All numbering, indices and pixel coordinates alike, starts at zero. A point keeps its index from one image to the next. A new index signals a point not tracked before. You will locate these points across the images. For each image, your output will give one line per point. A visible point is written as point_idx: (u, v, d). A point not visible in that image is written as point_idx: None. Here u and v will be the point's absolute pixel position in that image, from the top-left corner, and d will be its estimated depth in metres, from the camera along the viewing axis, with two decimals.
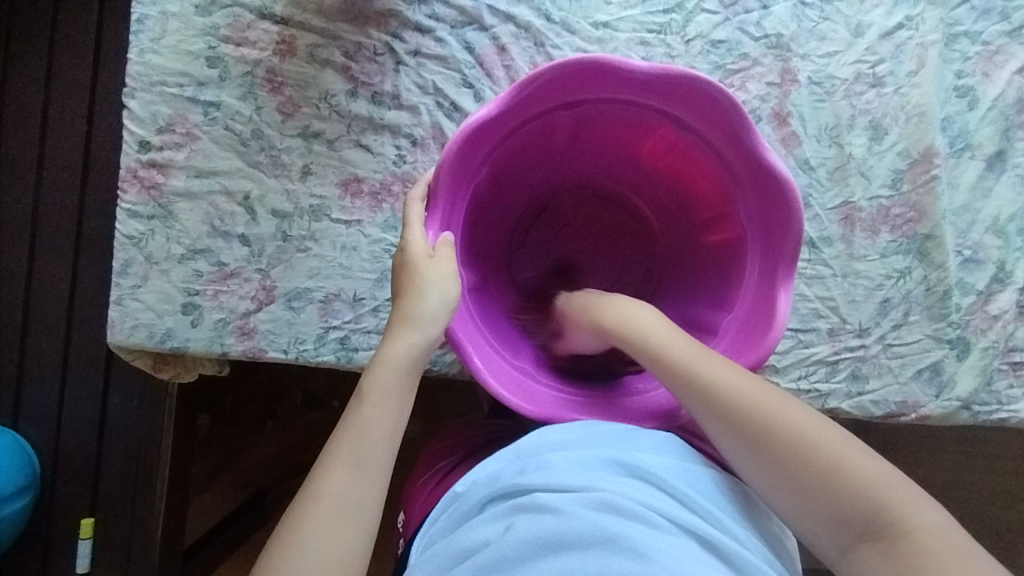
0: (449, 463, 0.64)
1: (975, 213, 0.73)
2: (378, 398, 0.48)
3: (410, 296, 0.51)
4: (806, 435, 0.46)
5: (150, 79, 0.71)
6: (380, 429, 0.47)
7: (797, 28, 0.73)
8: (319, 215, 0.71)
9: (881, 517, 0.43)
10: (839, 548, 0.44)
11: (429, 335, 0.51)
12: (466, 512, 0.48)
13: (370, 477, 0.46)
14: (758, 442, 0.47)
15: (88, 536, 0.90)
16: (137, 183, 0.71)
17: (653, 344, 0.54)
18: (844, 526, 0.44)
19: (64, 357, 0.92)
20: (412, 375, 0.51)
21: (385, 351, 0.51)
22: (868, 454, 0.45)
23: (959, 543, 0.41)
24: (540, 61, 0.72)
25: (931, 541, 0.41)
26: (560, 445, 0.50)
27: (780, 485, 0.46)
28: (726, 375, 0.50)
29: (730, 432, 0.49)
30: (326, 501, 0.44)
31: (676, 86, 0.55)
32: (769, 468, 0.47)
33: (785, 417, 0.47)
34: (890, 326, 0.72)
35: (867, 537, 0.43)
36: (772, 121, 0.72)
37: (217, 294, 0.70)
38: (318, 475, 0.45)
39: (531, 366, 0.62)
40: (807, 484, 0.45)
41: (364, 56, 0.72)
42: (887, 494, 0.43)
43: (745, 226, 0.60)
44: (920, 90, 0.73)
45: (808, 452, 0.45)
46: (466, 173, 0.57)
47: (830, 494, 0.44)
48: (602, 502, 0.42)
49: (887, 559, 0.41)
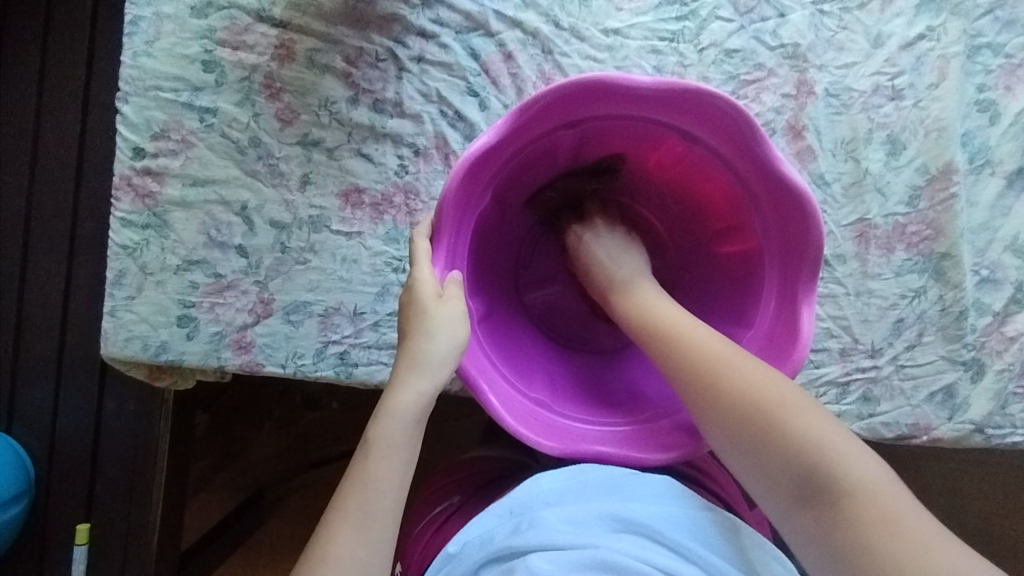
0: (447, 507, 0.64)
1: (994, 231, 0.71)
2: (385, 450, 0.46)
3: (419, 339, 0.49)
4: (751, 393, 0.47)
5: (144, 84, 0.69)
6: (388, 483, 0.46)
7: (814, 37, 0.71)
8: (319, 226, 0.69)
9: (813, 478, 0.42)
10: (780, 510, 0.44)
11: (439, 379, 0.49)
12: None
13: (376, 533, 0.44)
14: (710, 402, 0.48)
15: (83, 543, 0.88)
16: (131, 191, 0.69)
17: (634, 306, 0.57)
18: (781, 488, 0.44)
19: (58, 362, 0.91)
20: (421, 421, 0.48)
21: (392, 399, 0.48)
22: (816, 415, 0.45)
23: (892, 503, 0.40)
24: (548, 69, 0.70)
25: (859, 500, 0.40)
26: (554, 498, 0.49)
27: (728, 445, 0.47)
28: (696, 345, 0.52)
29: (690, 391, 0.50)
30: (334, 563, 0.43)
31: (684, 100, 0.53)
32: (720, 428, 0.48)
33: (737, 375, 0.48)
34: (904, 347, 0.70)
35: (801, 500, 0.43)
36: (786, 134, 0.70)
37: (213, 306, 0.69)
38: (324, 535, 0.44)
39: (548, 395, 0.60)
40: (750, 443, 0.46)
41: (365, 62, 0.69)
42: (822, 454, 0.43)
43: (761, 238, 0.58)
44: (941, 104, 0.70)
45: (753, 412, 0.46)
46: (472, 196, 0.55)
47: (769, 454, 0.45)
48: (596, 563, 0.41)
49: (818, 522, 0.42)
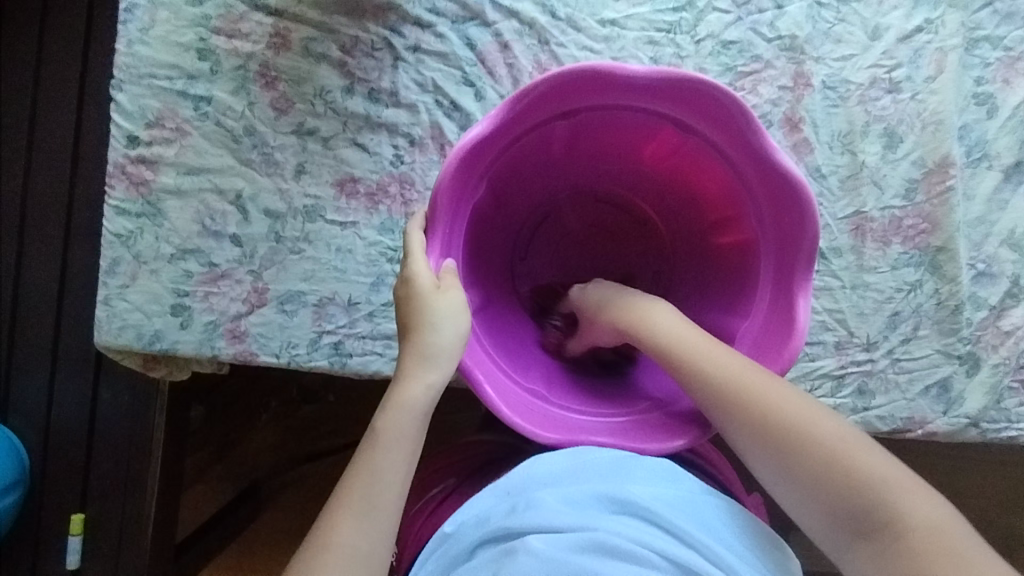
0: (441, 491, 0.64)
1: (990, 225, 0.71)
2: (392, 442, 0.45)
3: (425, 333, 0.48)
4: (808, 428, 0.45)
5: (139, 72, 0.69)
6: (393, 474, 0.44)
7: (811, 29, 0.70)
8: (314, 216, 0.69)
9: (879, 515, 0.41)
10: (838, 545, 0.43)
11: (446, 373, 0.48)
12: (456, 557, 0.46)
13: (380, 523, 0.43)
14: (761, 438, 0.46)
15: (78, 533, 0.88)
16: (125, 179, 0.69)
17: (663, 339, 0.52)
18: (840, 523, 0.43)
19: (53, 351, 0.90)
20: (429, 416, 0.47)
21: (400, 391, 0.47)
22: (873, 449, 0.44)
23: (960, 539, 0.40)
24: (544, 59, 0.70)
25: (927, 537, 0.40)
26: (550, 479, 0.49)
27: (782, 481, 0.45)
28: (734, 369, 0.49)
29: (737, 427, 0.47)
30: (334, 552, 0.41)
31: (677, 90, 0.52)
32: (771, 464, 0.46)
33: (782, 409, 0.46)
34: (899, 340, 0.70)
35: (864, 536, 0.42)
36: (783, 126, 0.70)
37: (207, 295, 0.68)
38: (326, 523, 0.43)
39: (543, 386, 0.60)
40: (809, 481, 0.44)
41: (361, 51, 0.69)
42: (887, 490, 0.42)
43: (756, 230, 0.58)
44: (938, 97, 0.70)
45: (811, 447, 0.44)
46: (467, 186, 0.55)
47: (831, 490, 0.43)
48: (594, 545, 0.41)
49: (886, 560, 0.41)
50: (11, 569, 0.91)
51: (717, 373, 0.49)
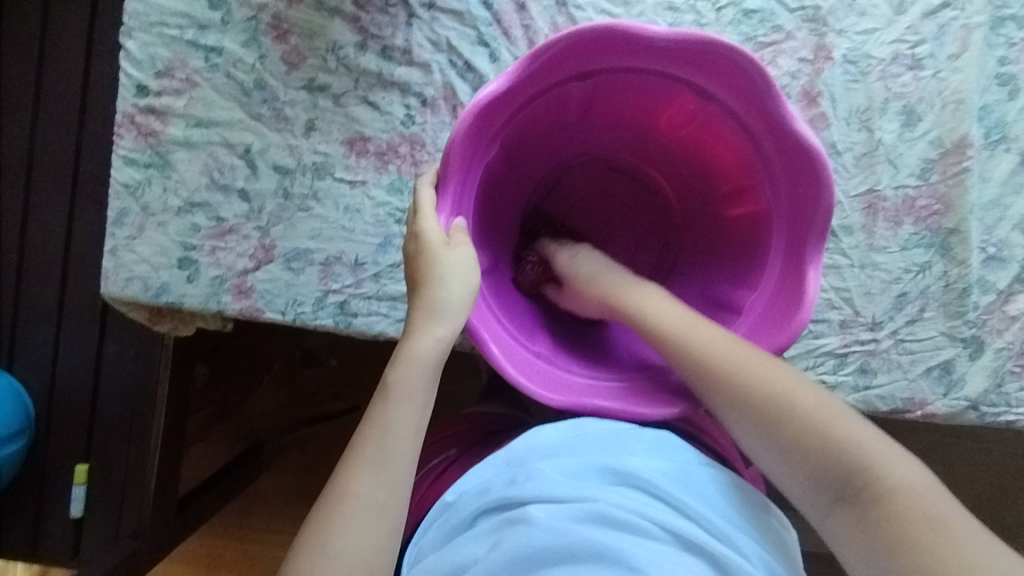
0: (444, 459, 0.65)
1: (1004, 209, 0.70)
2: (404, 396, 0.45)
3: (433, 287, 0.48)
4: (784, 396, 0.45)
5: (149, 20, 0.68)
6: (406, 425, 0.44)
7: (836, 1, 0.69)
8: (322, 173, 0.68)
9: (853, 479, 0.41)
10: (819, 511, 0.43)
11: (456, 326, 0.48)
12: (457, 524, 0.46)
13: (394, 473, 0.43)
14: (735, 405, 0.47)
15: (83, 482, 0.90)
16: (134, 129, 0.68)
17: (647, 314, 0.54)
18: (819, 490, 0.42)
19: (60, 302, 0.91)
20: (439, 370, 0.47)
21: (409, 346, 0.47)
22: (850, 414, 0.43)
23: (938, 503, 0.38)
24: (561, 22, 0.68)
25: (900, 498, 0.39)
26: (551, 451, 0.49)
27: (764, 450, 0.45)
28: (714, 341, 0.50)
29: (717, 397, 0.48)
30: (351, 503, 0.41)
31: (699, 54, 0.52)
32: (750, 431, 0.46)
33: (758, 379, 0.46)
34: (904, 321, 0.70)
35: (842, 500, 0.41)
36: (801, 100, 0.69)
37: (214, 250, 0.68)
38: (342, 475, 0.42)
39: (549, 350, 0.60)
40: (782, 446, 0.44)
41: (375, 6, 0.68)
42: (863, 453, 0.41)
43: (770, 202, 0.57)
44: (960, 76, 0.69)
45: (783, 413, 0.44)
46: (480, 145, 0.54)
47: (807, 454, 0.43)
48: (593, 514, 0.41)
49: (860, 522, 0.40)
50: (15, 514, 0.93)
51: (703, 342, 0.50)
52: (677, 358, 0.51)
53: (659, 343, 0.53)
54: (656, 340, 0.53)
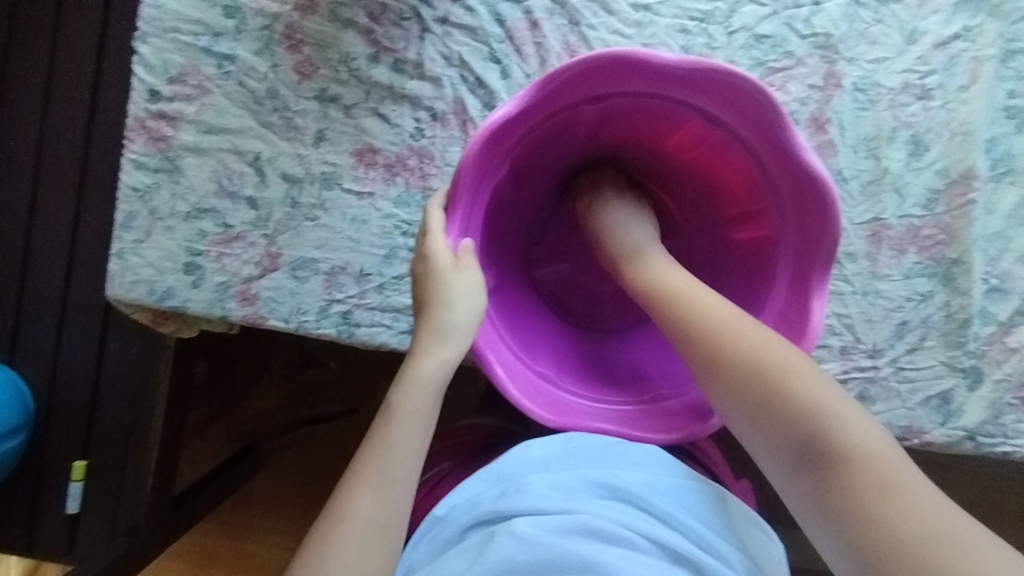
0: (439, 471, 0.67)
1: (1007, 241, 0.70)
2: (406, 417, 0.45)
3: (440, 310, 0.49)
4: (761, 363, 0.46)
5: (163, 25, 0.68)
6: (408, 447, 0.45)
7: (847, 29, 0.69)
8: (331, 183, 0.69)
9: (816, 446, 0.42)
10: (785, 476, 0.44)
11: (459, 349, 0.49)
12: (447, 539, 0.46)
13: (394, 495, 0.43)
14: (720, 372, 0.49)
15: (80, 479, 0.91)
16: (145, 133, 0.69)
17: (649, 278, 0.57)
18: (786, 455, 0.44)
19: (63, 299, 0.91)
20: (441, 392, 0.48)
21: (414, 367, 0.47)
22: (823, 382, 0.45)
23: (899, 474, 0.39)
24: (573, 40, 0.69)
25: (864, 466, 0.40)
26: (542, 466, 0.50)
27: (739, 415, 0.47)
28: (705, 308, 0.52)
29: (700, 362, 0.50)
30: (351, 524, 0.41)
31: (711, 82, 0.52)
32: (729, 396, 0.48)
33: (739, 344, 0.48)
34: (904, 349, 0.70)
35: (806, 465, 0.43)
36: (809, 126, 0.69)
37: (220, 256, 0.68)
38: (343, 495, 0.43)
39: (553, 370, 0.60)
40: (757, 412, 0.46)
41: (389, 19, 0.68)
42: (834, 423, 0.42)
43: (778, 228, 0.57)
44: (969, 108, 0.69)
45: (758, 381, 0.46)
46: (490, 166, 0.55)
47: (776, 420, 0.45)
48: (581, 526, 0.41)
49: (822, 488, 0.41)
50: (11, 508, 0.93)
51: (692, 310, 0.52)
52: (670, 321, 0.53)
53: (663, 306, 0.54)
54: (658, 306, 0.55)
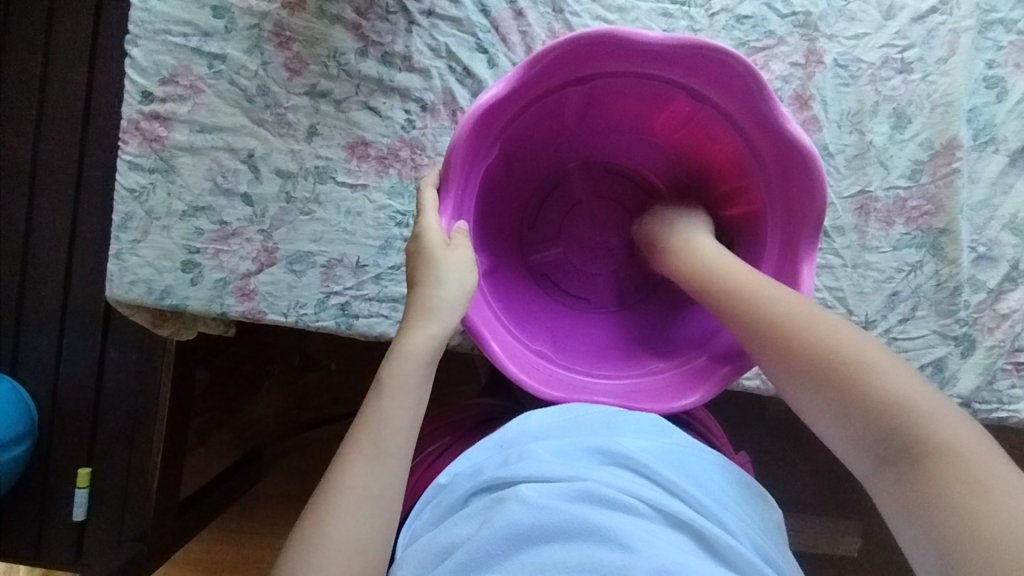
0: (439, 446, 0.66)
1: (993, 209, 0.72)
2: (398, 390, 0.46)
3: (429, 287, 0.50)
4: (846, 353, 0.45)
5: (153, 27, 0.69)
6: (401, 420, 0.45)
7: (826, 7, 0.70)
8: (324, 177, 0.69)
9: (907, 439, 0.41)
10: (868, 469, 0.43)
11: (450, 325, 0.49)
12: (450, 505, 0.47)
13: (388, 466, 0.44)
14: (793, 365, 0.47)
15: (85, 485, 0.90)
16: (138, 135, 0.70)
17: (717, 271, 0.54)
18: (869, 447, 0.42)
19: (63, 306, 0.92)
20: (433, 365, 0.48)
21: (404, 342, 0.48)
22: (909, 374, 0.43)
23: (995, 473, 0.38)
24: (558, 28, 0.70)
25: (955, 463, 0.39)
26: (542, 433, 0.50)
27: (818, 405, 0.45)
28: (784, 299, 0.50)
29: (781, 356, 0.48)
30: (347, 495, 0.42)
31: (694, 57, 0.53)
32: (806, 388, 0.46)
33: (820, 338, 0.46)
34: (897, 320, 0.71)
35: (890, 460, 0.41)
36: (793, 103, 0.70)
37: (218, 253, 0.69)
38: (338, 467, 0.43)
39: (549, 348, 0.61)
40: (837, 404, 0.44)
41: (375, 14, 0.70)
42: (918, 415, 0.41)
43: (765, 201, 0.58)
44: (949, 79, 0.70)
45: (839, 373, 0.44)
46: (480, 148, 0.56)
47: (863, 415, 0.42)
48: (584, 493, 0.41)
49: (908, 484, 0.40)
50: (18, 518, 0.93)
51: (775, 302, 0.50)
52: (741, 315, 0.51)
53: (729, 304, 0.52)
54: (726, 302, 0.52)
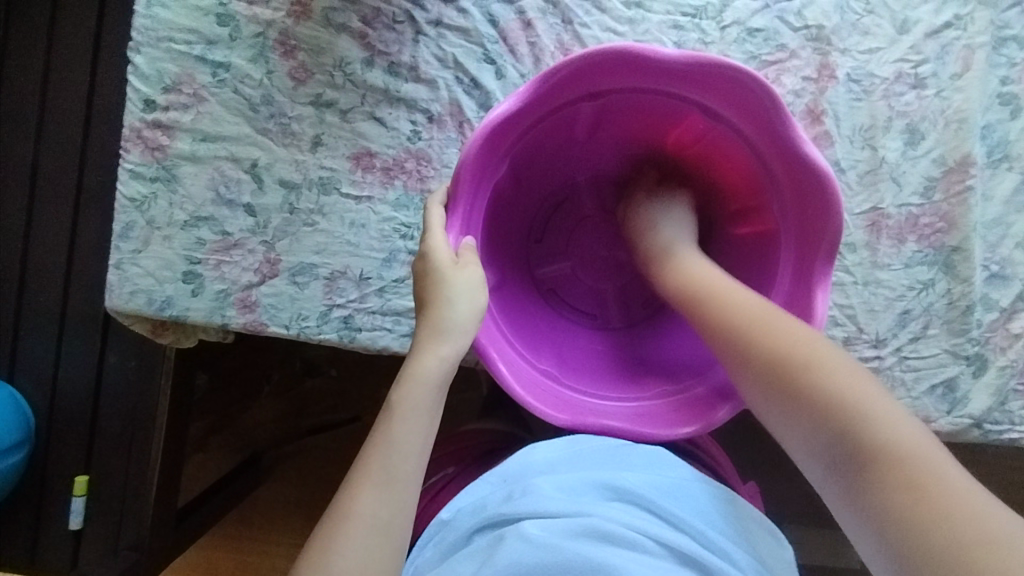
0: (443, 476, 0.66)
1: (1007, 227, 0.71)
2: (409, 415, 0.45)
3: (440, 307, 0.49)
4: (802, 357, 0.47)
5: (157, 35, 0.68)
6: (411, 445, 0.44)
7: (839, 21, 0.69)
8: (329, 188, 0.68)
9: (853, 440, 0.42)
10: (821, 471, 0.44)
11: (461, 346, 0.48)
12: (453, 542, 0.46)
13: (398, 493, 0.42)
14: (755, 366, 0.49)
15: (82, 493, 0.89)
16: (141, 143, 0.69)
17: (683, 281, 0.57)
18: (822, 450, 0.44)
19: (62, 313, 0.91)
20: (444, 388, 0.47)
21: (415, 365, 0.47)
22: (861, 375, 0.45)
23: (935, 466, 0.39)
24: (567, 39, 0.69)
25: (899, 455, 0.40)
26: (547, 468, 0.50)
27: (776, 406, 0.47)
28: (744, 303, 0.52)
29: (740, 359, 0.50)
30: (355, 522, 0.41)
31: (711, 76, 0.52)
32: (762, 391, 0.48)
33: (781, 341, 0.48)
34: (908, 338, 0.70)
35: (841, 461, 0.42)
36: (805, 118, 0.69)
37: (219, 264, 0.68)
38: (347, 494, 0.42)
39: (555, 368, 0.60)
40: (793, 404, 0.46)
41: (382, 23, 0.69)
42: (868, 416, 0.42)
43: (780, 222, 0.57)
44: (963, 95, 0.69)
45: (796, 372, 0.46)
46: (490, 163, 0.55)
47: (814, 417, 0.44)
48: (589, 528, 0.40)
49: (856, 483, 0.41)
50: (13, 525, 0.92)
51: (736, 307, 0.52)
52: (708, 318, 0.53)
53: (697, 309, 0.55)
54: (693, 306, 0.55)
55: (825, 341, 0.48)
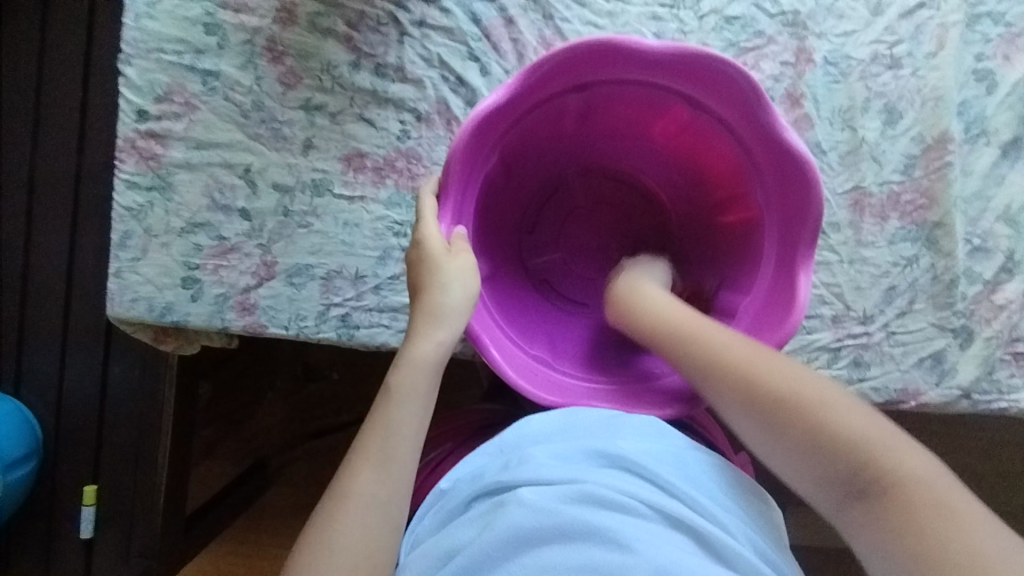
0: (442, 451, 0.67)
1: (986, 201, 0.72)
2: (406, 398, 0.46)
3: (435, 293, 0.50)
4: (793, 391, 0.45)
5: (147, 46, 0.70)
6: (408, 427, 0.46)
7: (814, 5, 0.71)
8: (321, 190, 0.70)
9: (870, 475, 0.41)
10: (832, 506, 0.43)
11: (455, 331, 0.50)
12: (452, 510, 0.47)
13: (395, 473, 0.44)
14: (753, 411, 0.47)
15: (91, 502, 0.90)
16: (135, 153, 0.70)
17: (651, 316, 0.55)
18: (832, 486, 0.43)
19: (64, 325, 0.92)
20: (439, 373, 0.49)
21: (411, 350, 0.48)
22: (872, 414, 0.44)
23: (946, 496, 0.39)
24: (549, 34, 0.70)
25: (917, 501, 0.39)
26: (542, 437, 0.50)
27: (767, 444, 0.46)
28: (721, 340, 0.51)
29: (727, 398, 0.48)
30: (354, 501, 0.42)
31: (691, 64, 0.53)
32: (760, 432, 0.46)
33: (772, 376, 0.47)
34: (895, 314, 0.71)
35: (856, 495, 0.42)
36: (785, 102, 0.71)
37: (217, 269, 0.70)
38: (345, 474, 0.44)
39: (547, 353, 0.62)
40: (801, 446, 0.44)
41: (367, 26, 0.70)
42: (878, 449, 0.42)
43: (762, 205, 0.59)
44: (938, 73, 0.71)
45: (805, 416, 0.44)
46: (478, 156, 0.56)
47: (820, 453, 0.43)
48: (584, 495, 0.42)
49: (874, 518, 0.41)
50: (25, 536, 0.94)
51: (714, 345, 0.50)
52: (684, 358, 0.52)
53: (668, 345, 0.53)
54: (665, 343, 0.53)
55: (831, 384, 0.46)
